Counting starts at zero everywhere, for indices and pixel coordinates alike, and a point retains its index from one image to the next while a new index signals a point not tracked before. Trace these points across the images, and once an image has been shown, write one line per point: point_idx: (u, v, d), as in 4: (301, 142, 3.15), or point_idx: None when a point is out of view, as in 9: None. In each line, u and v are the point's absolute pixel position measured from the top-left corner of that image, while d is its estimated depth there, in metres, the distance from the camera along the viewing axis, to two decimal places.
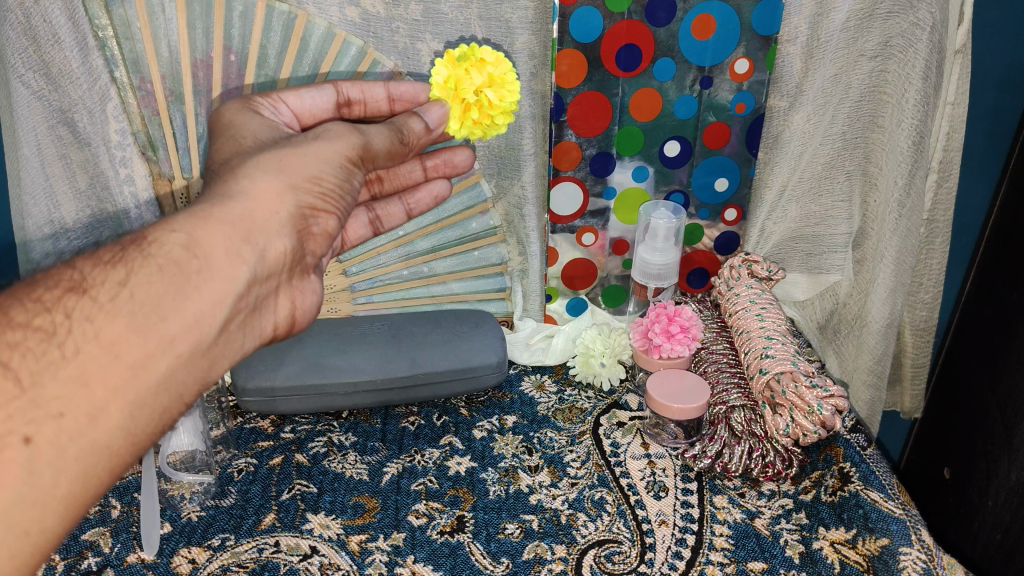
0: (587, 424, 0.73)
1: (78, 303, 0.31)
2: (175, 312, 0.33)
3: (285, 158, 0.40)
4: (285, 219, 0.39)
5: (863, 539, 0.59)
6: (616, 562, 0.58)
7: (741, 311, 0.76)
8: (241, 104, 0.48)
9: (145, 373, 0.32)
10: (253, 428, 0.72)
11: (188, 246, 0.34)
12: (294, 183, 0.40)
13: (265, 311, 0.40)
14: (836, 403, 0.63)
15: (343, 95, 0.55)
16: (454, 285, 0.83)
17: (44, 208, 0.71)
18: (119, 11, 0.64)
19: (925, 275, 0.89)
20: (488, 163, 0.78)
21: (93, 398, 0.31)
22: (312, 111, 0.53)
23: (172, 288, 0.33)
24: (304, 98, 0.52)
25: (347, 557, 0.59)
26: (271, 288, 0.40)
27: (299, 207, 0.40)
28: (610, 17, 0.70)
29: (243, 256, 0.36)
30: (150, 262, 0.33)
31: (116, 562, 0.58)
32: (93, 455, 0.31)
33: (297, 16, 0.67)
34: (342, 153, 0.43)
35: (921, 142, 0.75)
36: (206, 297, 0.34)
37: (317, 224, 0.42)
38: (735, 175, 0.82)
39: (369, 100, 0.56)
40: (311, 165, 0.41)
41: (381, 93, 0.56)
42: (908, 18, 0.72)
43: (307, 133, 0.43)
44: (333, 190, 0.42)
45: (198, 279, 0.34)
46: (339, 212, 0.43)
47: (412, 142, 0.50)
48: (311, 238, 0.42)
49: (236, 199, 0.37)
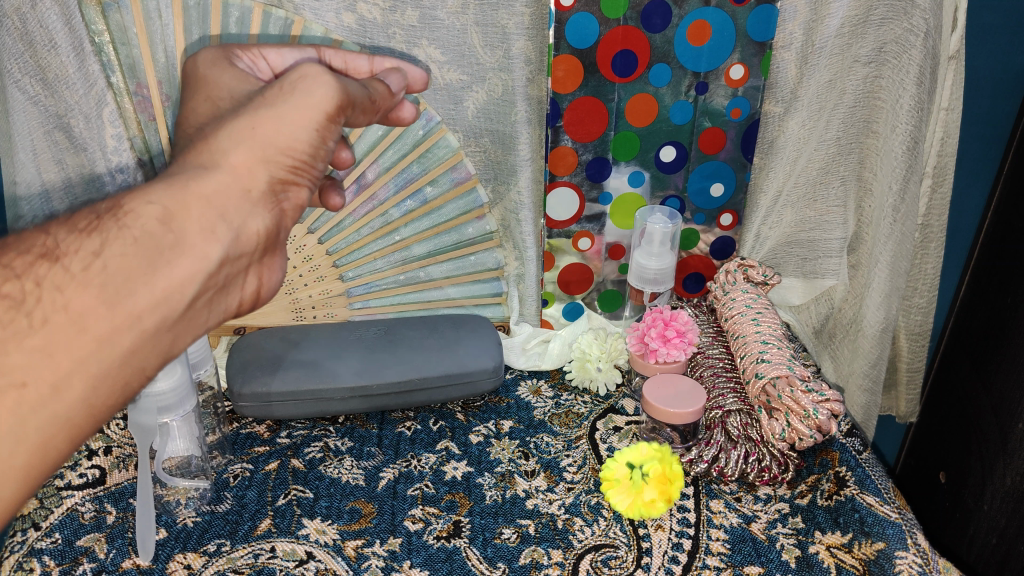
0: (583, 428, 0.73)
1: (49, 272, 0.30)
2: (143, 288, 0.31)
3: (257, 125, 0.36)
4: (258, 198, 0.35)
5: (860, 543, 0.60)
6: (612, 566, 0.59)
7: (736, 316, 0.76)
8: (217, 55, 0.44)
9: (109, 348, 0.31)
10: (250, 433, 0.72)
11: (163, 219, 0.32)
12: (265, 155, 0.36)
13: (233, 289, 0.37)
14: (831, 407, 0.64)
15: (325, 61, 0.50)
16: (449, 290, 0.83)
17: (39, 213, 0.71)
18: (115, 16, 0.65)
19: (920, 280, 0.89)
20: (485, 168, 0.79)
21: (57, 368, 0.30)
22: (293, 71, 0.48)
23: (143, 262, 0.31)
24: (286, 57, 0.48)
25: (343, 562, 0.59)
26: (244, 267, 0.36)
27: (269, 184, 0.36)
28: (606, 23, 0.71)
29: (217, 234, 0.33)
30: (125, 233, 0.31)
31: (111, 568, 0.58)
32: (53, 428, 0.31)
33: (293, 22, 0.68)
34: (321, 111, 0.37)
35: (915, 147, 0.75)
36: (178, 274, 0.32)
37: (288, 198, 0.37)
38: (730, 180, 0.83)
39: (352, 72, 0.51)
40: (283, 133, 0.36)
41: (364, 66, 0.50)
42: (902, 24, 0.72)
43: (283, 84, 0.37)
44: (305, 163, 0.37)
45: (171, 254, 0.32)
46: (312, 185, 0.39)
47: (381, 102, 0.44)
48: (291, 215, 0.38)
49: (213, 173, 0.34)
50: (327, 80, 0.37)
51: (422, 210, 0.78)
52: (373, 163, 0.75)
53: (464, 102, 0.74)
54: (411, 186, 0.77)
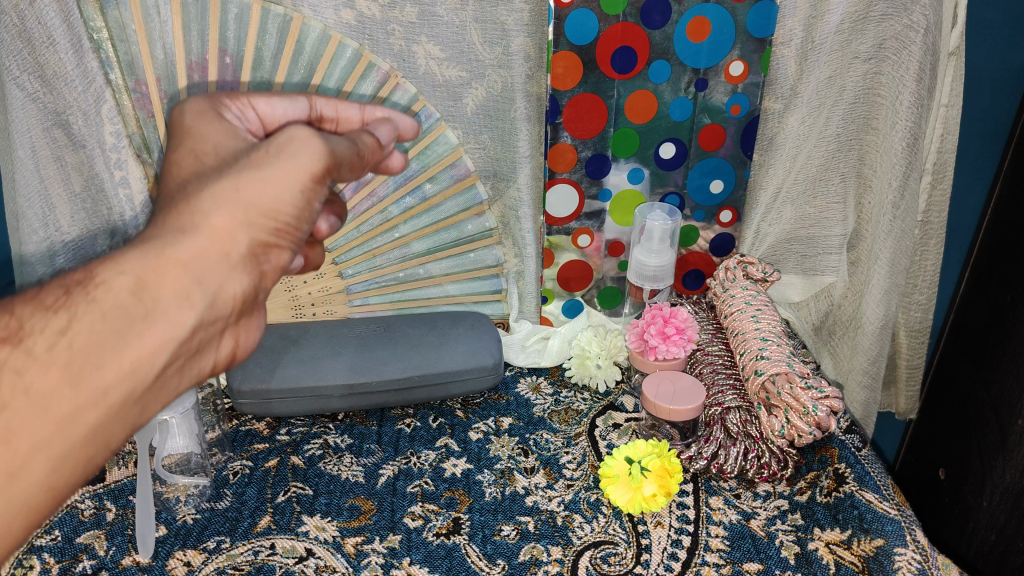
0: (583, 425, 0.73)
1: (11, 354, 0.29)
2: (112, 361, 0.31)
3: (240, 186, 0.34)
4: (238, 260, 0.34)
5: (859, 540, 0.60)
6: (612, 563, 0.59)
7: (736, 312, 0.76)
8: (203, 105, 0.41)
9: (72, 426, 0.30)
10: (249, 430, 0.72)
11: (135, 290, 0.31)
12: (247, 218, 0.34)
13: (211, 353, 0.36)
14: (830, 404, 0.64)
15: (316, 111, 0.46)
16: (449, 287, 0.83)
17: (39, 211, 0.70)
18: (115, 13, 0.65)
19: (920, 276, 0.89)
20: (485, 165, 0.79)
21: (18, 451, 0.29)
22: (284, 123, 0.44)
23: (112, 336, 0.31)
24: (274, 106, 0.43)
25: (343, 559, 0.59)
26: (223, 330, 0.36)
27: (252, 246, 0.35)
28: (605, 20, 0.71)
29: (193, 300, 0.33)
30: (93, 307, 0.31)
31: (111, 565, 0.58)
32: (11, 512, 0.30)
33: (292, 19, 0.67)
34: (307, 173, 0.36)
35: (915, 143, 0.75)
36: (149, 343, 0.31)
37: (271, 261, 0.36)
38: (730, 177, 0.83)
39: (345, 121, 0.47)
40: (267, 196, 0.35)
41: (356, 116, 0.47)
42: (902, 20, 0.72)
43: (268, 146, 0.36)
44: (289, 224, 0.36)
45: (142, 324, 0.31)
46: (295, 247, 0.38)
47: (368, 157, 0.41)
48: (271, 276, 0.37)
49: (191, 237, 0.33)
50: (315, 142, 0.36)
51: (421, 207, 0.78)
52: None
53: (463, 99, 0.75)
54: (410, 183, 0.77)
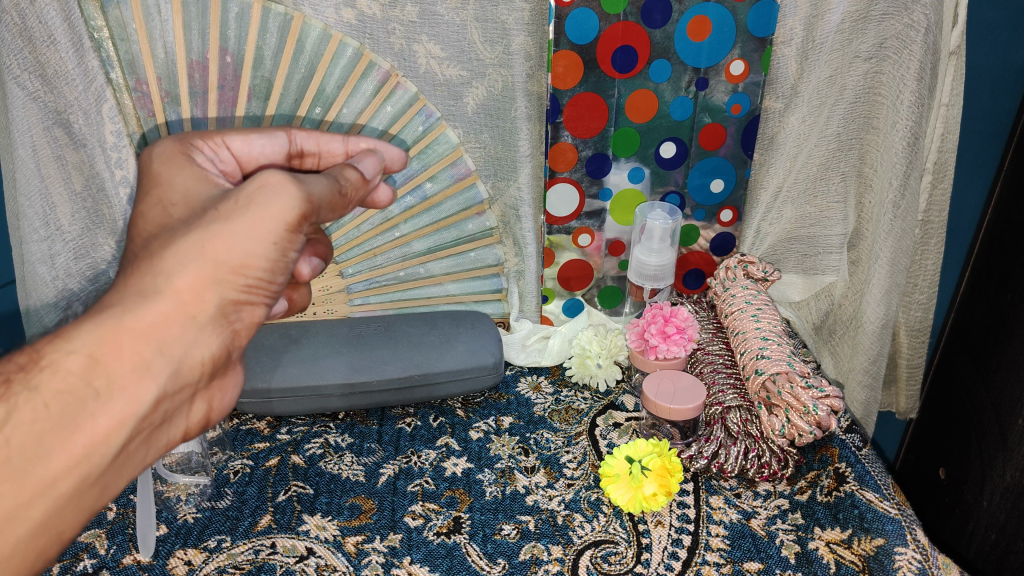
0: (583, 424, 0.73)
1: None
2: (61, 447, 0.30)
3: (209, 242, 0.34)
4: (205, 321, 0.35)
5: (859, 539, 0.60)
6: (612, 562, 0.59)
7: (736, 312, 0.76)
8: (179, 148, 0.42)
9: (19, 520, 0.30)
10: (250, 429, 0.72)
11: (87, 369, 0.31)
12: (216, 276, 0.34)
13: (172, 420, 0.36)
14: (831, 403, 0.64)
15: (296, 145, 0.47)
16: (449, 286, 0.83)
17: (40, 210, 0.70)
18: (115, 12, 0.65)
19: (920, 276, 0.88)
20: (485, 164, 0.79)
21: None
22: (261, 160, 0.45)
23: (61, 423, 0.30)
24: (252, 144, 0.44)
25: (344, 558, 0.59)
26: (184, 398, 0.36)
27: (221, 304, 0.35)
28: (606, 19, 0.71)
29: (153, 371, 0.33)
30: (37, 396, 0.30)
31: (112, 563, 0.58)
32: None
33: (292, 18, 0.67)
34: (280, 223, 0.36)
35: (915, 143, 0.74)
36: (103, 424, 0.31)
37: (241, 317, 0.37)
38: (730, 176, 0.83)
39: (325, 153, 0.48)
40: (238, 250, 0.35)
41: (338, 148, 0.48)
42: (902, 20, 0.72)
43: (239, 196, 0.36)
44: (261, 279, 0.36)
45: (95, 404, 0.31)
46: (270, 298, 0.38)
47: (351, 194, 0.42)
48: (244, 331, 0.37)
49: (153, 301, 0.33)
50: (289, 190, 0.36)
51: (421, 206, 0.78)
52: None
53: (464, 98, 0.75)
54: (411, 183, 0.77)
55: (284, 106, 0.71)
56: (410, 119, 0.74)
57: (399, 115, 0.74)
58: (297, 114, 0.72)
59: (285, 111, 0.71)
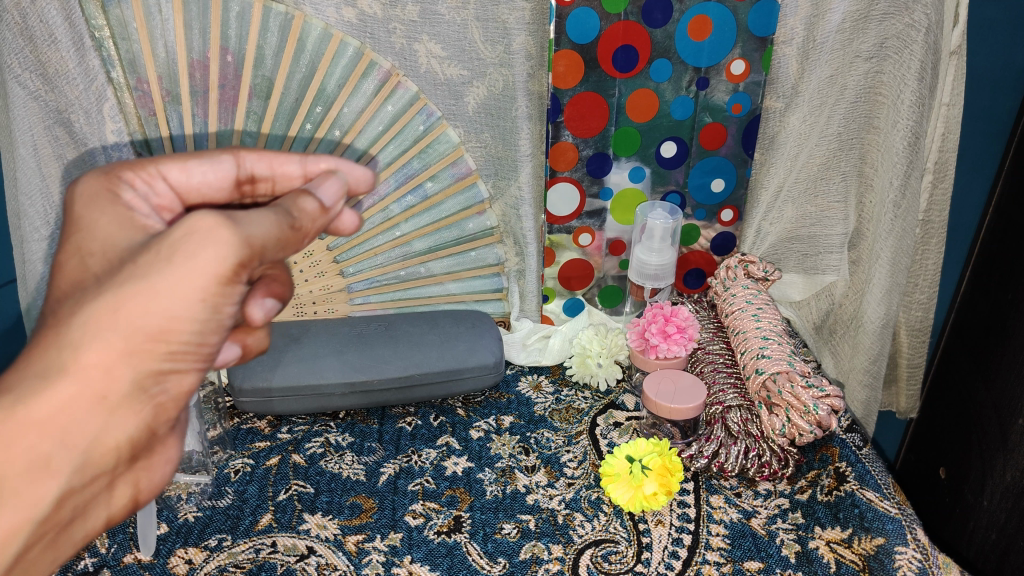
0: (583, 424, 0.73)
1: None
2: None
3: (123, 304, 0.30)
4: (116, 402, 0.31)
5: (859, 539, 0.60)
6: (613, 562, 0.59)
7: (737, 311, 0.76)
8: (101, 187, 0.35)
9: None
10: (250, 428, 0.72)
11: None
12: (131, 347, 0.31)
13: (91, 506, 0.34)
14: (831, 402, 0.64)
15: (245, 170, 0.39)
16: (450, 285, 0.83)
17: (41, 209, 0.70)
18: (115, 11, 0.65)
19: (920, 276, 0.88)
20: (486, 164, 0.79)
21: None
22: (203, 190, 0.38)
23: None
24: (191, 173, 0.38)
25: (344, 557, 0.59)
26: (100, 487, 0.34)
27: (138, 377, 0.32)
28: (607, 18, 0.71)
29: (53, 469, 0.30)
30: None
31: (113, 562, 0.58)
32: None
33: (293, 18, 0.67)
34: (210, 276, 0.31)
35: (916, 142, 0.74)
36: None
37: (166, 388, 0.33)
38: (731, 176, 0.83)
39: (280, 177, 0.40)
40: (157, 312, 0.31)
41: (296, 170, 0.41)
42: (903, 19, 0.71)
43: (161, 245, 0.31)
44: (189, 343, 0.33)
45: None
46: (202, 361, 0.34)
47: (306, 226, 0.36)
48: (172, 404, 0.34)
49: (57, 384, 0.29)
50: (220, 237, 0.31)
51: (422, 206, 0.78)
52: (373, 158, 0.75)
53: (464, 97, 0.74)
54: (411, 182, 0.77)
55: (286, 103, 0.71)
56: (410, 119, 0.75)
57: (399, 115, 0.74)
58: (298, 113, 0.72)
59: (285, 110, 0.72)
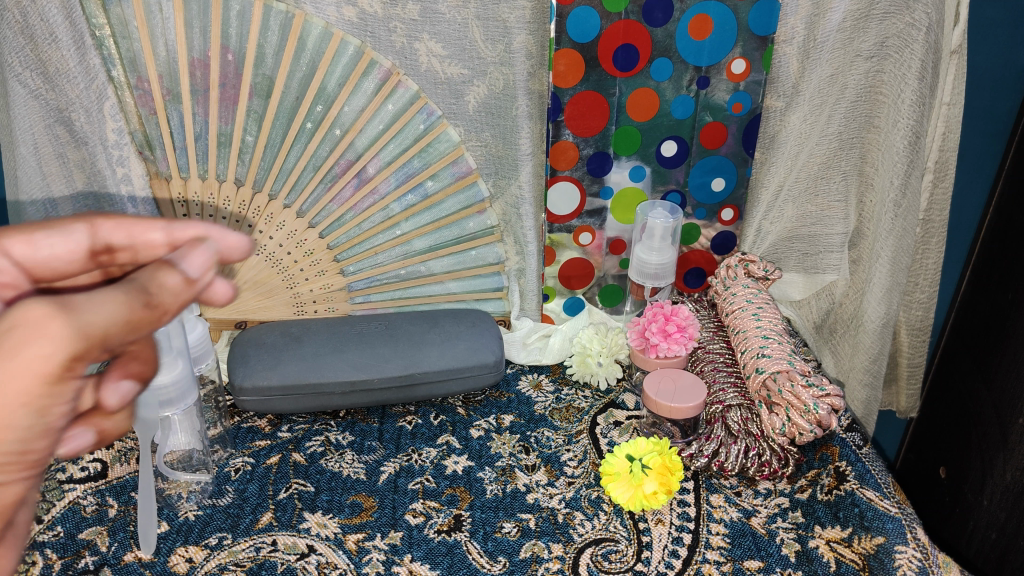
0: (583, 423, 0.73)
1: None
2: None
3: None
4: None
5: (859, 538, 0.60)
6: (613, 561, 0.59)
7: (737, 311, 0.76)
8: None
9: None
10: (251, 427, 0.72)
11: None
12: None
13: None
14: (831, 402, 0.63)
15: (100, 240, 0.34)
16: (451, 284, 0.83)
17: (41, 206, 0.71)
18: (116, 10, 0.65)
19: (921, 275, 0.88)
20: (486, 163, 0.79)
21: None
22: (54, 265, 0.33)
23: None
24: (37, 247, 0.32)
25: (345, 556, 0.59)
26: None
27: None
28: (608, 18, 0.71)
29: None
30: None
31: (113, 561, 0.58)
32: None
33: (293, 17, 0.68)
34: (33, 379, 0.26)
35: (916, 141, 0.74)
36: None
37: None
38: (732, 175, 0.83)
39: (143, 246, 0.35)
40: None
41: (159, 239, 0.35)
42: (903, 18, 0.72)
43: None
44: (14, 456, 0.28)
45: None
46: (36, 468, 0.29)
47: (163, 306, 0.30)
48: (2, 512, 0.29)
49: None
50: (47, 335, 0.26)
51: (422, 205, 0.78)
52: (374, 157, 0.75)
53: (465, 96, 0.74)
54: (411, 181, 0.77)
55: (285, 102, 0.71)
56: (411, 118, 0.74)
57: (400, 114, 0.74)
58: (298, 111, 0.72)
59: (285, 109, 0.71)
